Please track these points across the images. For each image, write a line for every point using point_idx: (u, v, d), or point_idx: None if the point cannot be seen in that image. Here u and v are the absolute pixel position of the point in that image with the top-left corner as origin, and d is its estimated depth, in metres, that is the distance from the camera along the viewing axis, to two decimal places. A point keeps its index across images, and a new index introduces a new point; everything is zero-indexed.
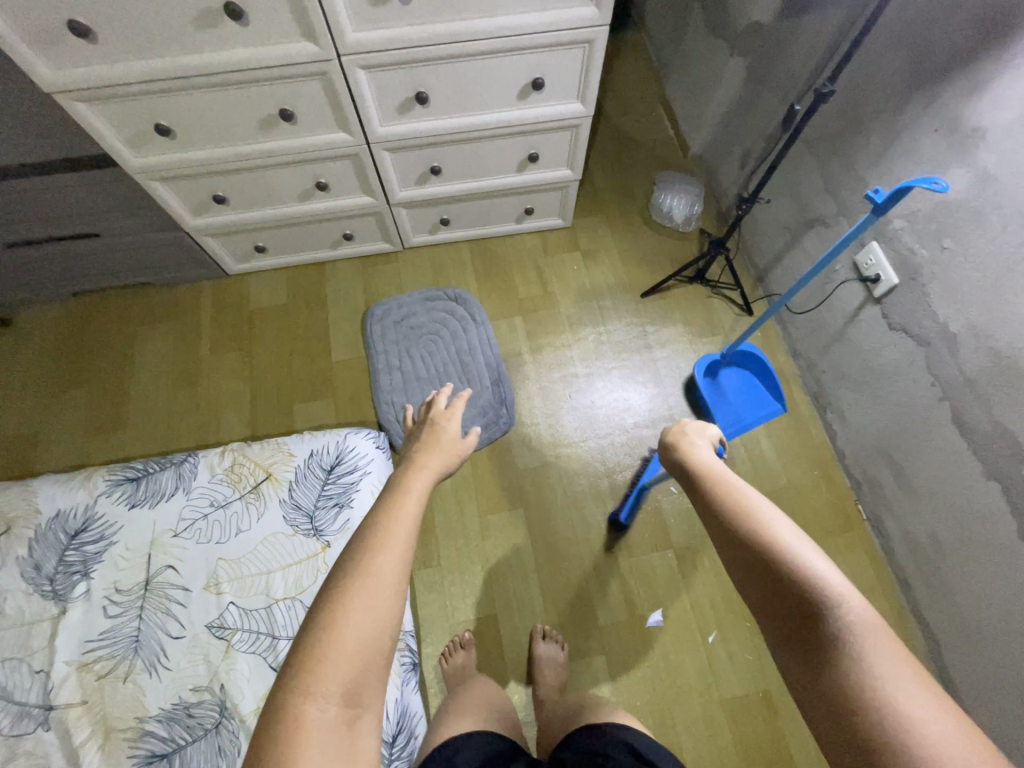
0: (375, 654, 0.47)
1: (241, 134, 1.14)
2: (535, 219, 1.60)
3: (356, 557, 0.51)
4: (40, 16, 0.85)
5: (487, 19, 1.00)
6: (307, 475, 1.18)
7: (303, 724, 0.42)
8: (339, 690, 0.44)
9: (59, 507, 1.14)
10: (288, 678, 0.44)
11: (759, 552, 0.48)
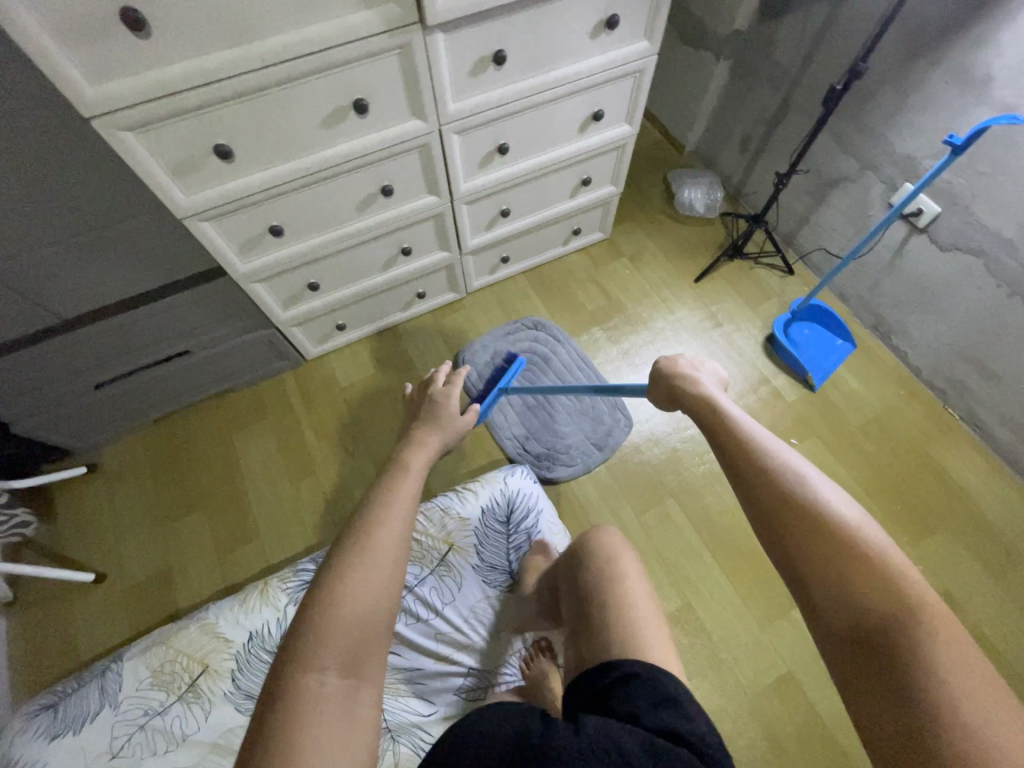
0: (368, 630, 0.59)
1: (342, 217, 1.18)
2: (581, 238, 1.72)
3: (347, 550, 0.64)
4: (187, 146, 0.88)
5: (562, 68, 1.11)
6: (488, 533, 1.22)
7: (304, 693, 0.54)
8: (338, 660, 0.57)
9: (253, 628, 1.09)
10: (289, 648, 0.57)
11: (846, 560, 0.53)
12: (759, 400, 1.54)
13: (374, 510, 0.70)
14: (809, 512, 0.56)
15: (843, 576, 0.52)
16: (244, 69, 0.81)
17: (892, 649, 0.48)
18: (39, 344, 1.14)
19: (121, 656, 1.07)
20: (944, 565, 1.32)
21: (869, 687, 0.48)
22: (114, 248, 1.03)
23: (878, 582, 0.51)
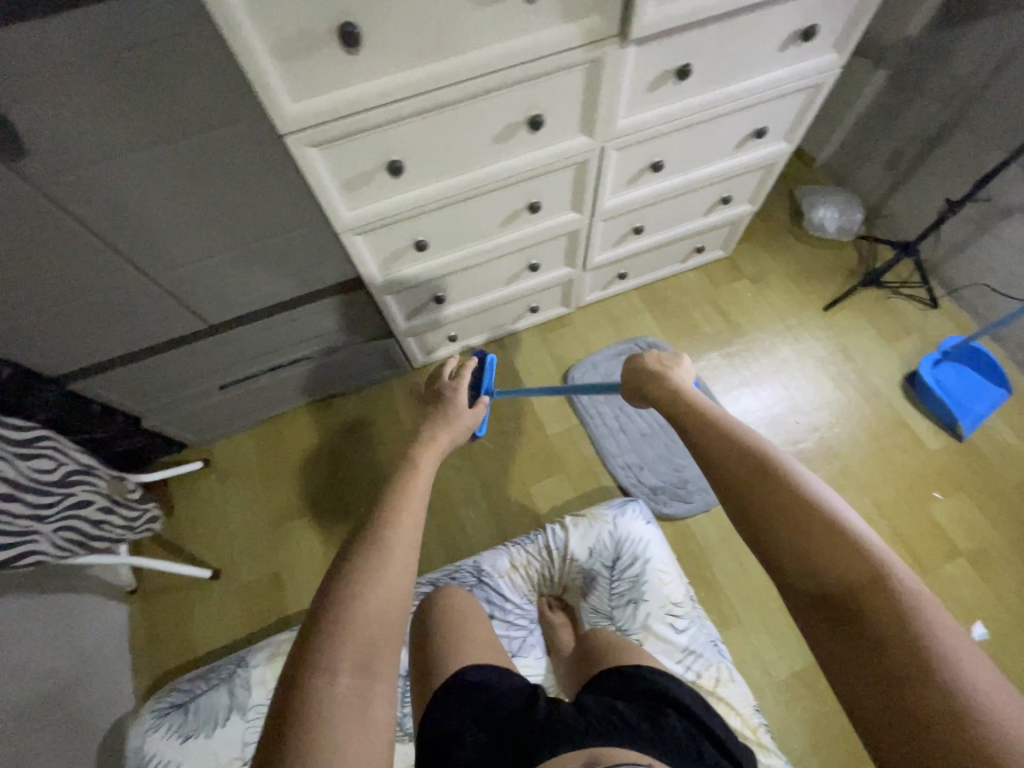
0: (382, 633, 0.56)
1: (483, 232, 1.13)
2: (700, 256, 1.62)
3: (364, 550, 0.61)
4: (363, 162, 0.85)
5: (740, 83, 1.01)
6: (593, 576, 1.15)
7: (321, 700, 0.50)
8: (351, 659, 0.53)
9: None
10: (302, 655, 0.54)
11: (810, 542, 0.53)
12: (896, 445, 1.41)
13: (389, 506, 0.67)
14: (778, 489, 0.57)
15: (819, 551, 0.52)
16: (437, 85, 0.77)
17: (871, 619, 0.48)
18: (177, 349, 1.13)
19: (248, 662, 1.08)
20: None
21: (854, 664, 0.48)
22: (265, 261, 1.00)
23: (854, 553, 0.51)
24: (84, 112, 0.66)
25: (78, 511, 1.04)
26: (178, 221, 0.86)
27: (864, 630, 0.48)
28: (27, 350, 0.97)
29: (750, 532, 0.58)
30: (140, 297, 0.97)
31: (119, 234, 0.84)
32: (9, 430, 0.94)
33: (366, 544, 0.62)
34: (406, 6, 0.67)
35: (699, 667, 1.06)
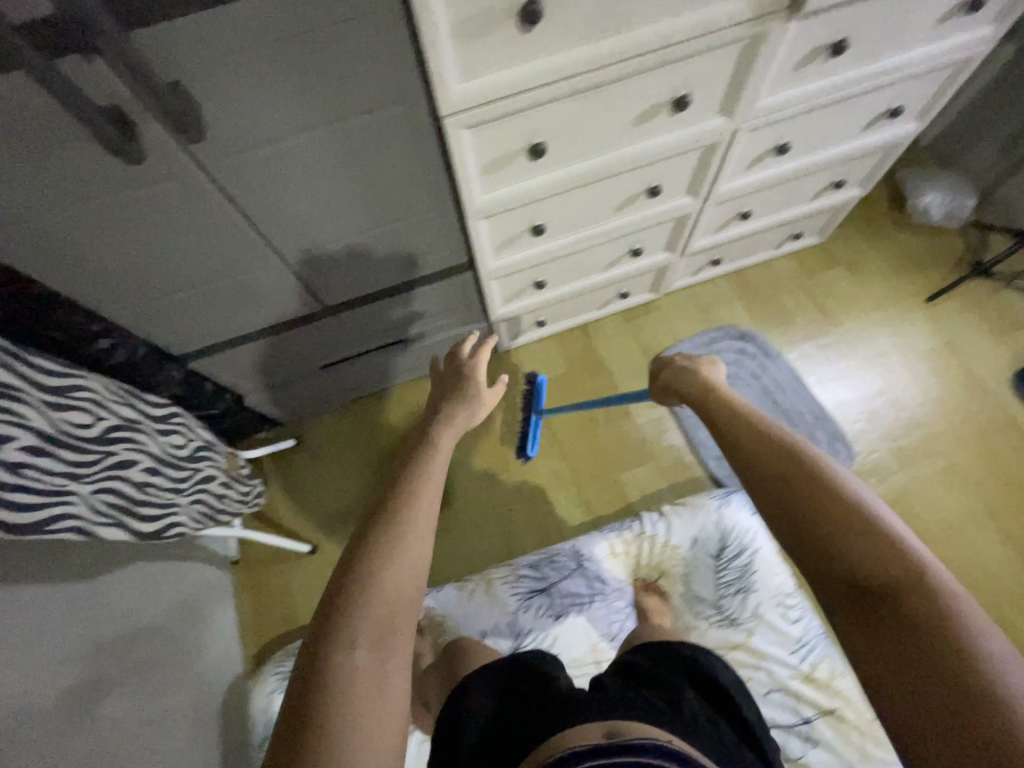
0: (401, 606, 0.55)
1: (597, 216, 1.11)
2: (795, 242, 1.56)
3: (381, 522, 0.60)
4: (507, 144, 0.83)
5: (886, 60, 0.96)
6: (699, 565, 1.16)
7: (340, 676, 0.49)
8: (367, 633, 0.52)
9: (485, 628, 1.20)
10: (319, 630, 0.53)
11: (844, 535, 0.52)
12: (1007, 443, 1.35)
13: (406, 480, 0.65)
14: (798, 475, 0.57)
15: (846, 533, 0.52)
16: (596, 64, 0.74)
17: (902, 601, 0.47)
18: (291, 332, 1.15)
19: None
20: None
21: (887, 649, 0.47)
22: (389, 245, 1.00)
23: (882, 539, 0.50)
24: (265, 96, 0.66)
25: (207, 485, 1.08)
26: (321, 205, 0.86)
27: (897, 614, 0.47)
28: (164, 330, 1.01)
29: (773, 517, 0.58)
30: (273, 280, 0.99)
31: (266, 219, 0.85)
32: (148, 408, 0.97)
33: (383, 518, 0.60)
34: None
35: (808, 658, 1.07)
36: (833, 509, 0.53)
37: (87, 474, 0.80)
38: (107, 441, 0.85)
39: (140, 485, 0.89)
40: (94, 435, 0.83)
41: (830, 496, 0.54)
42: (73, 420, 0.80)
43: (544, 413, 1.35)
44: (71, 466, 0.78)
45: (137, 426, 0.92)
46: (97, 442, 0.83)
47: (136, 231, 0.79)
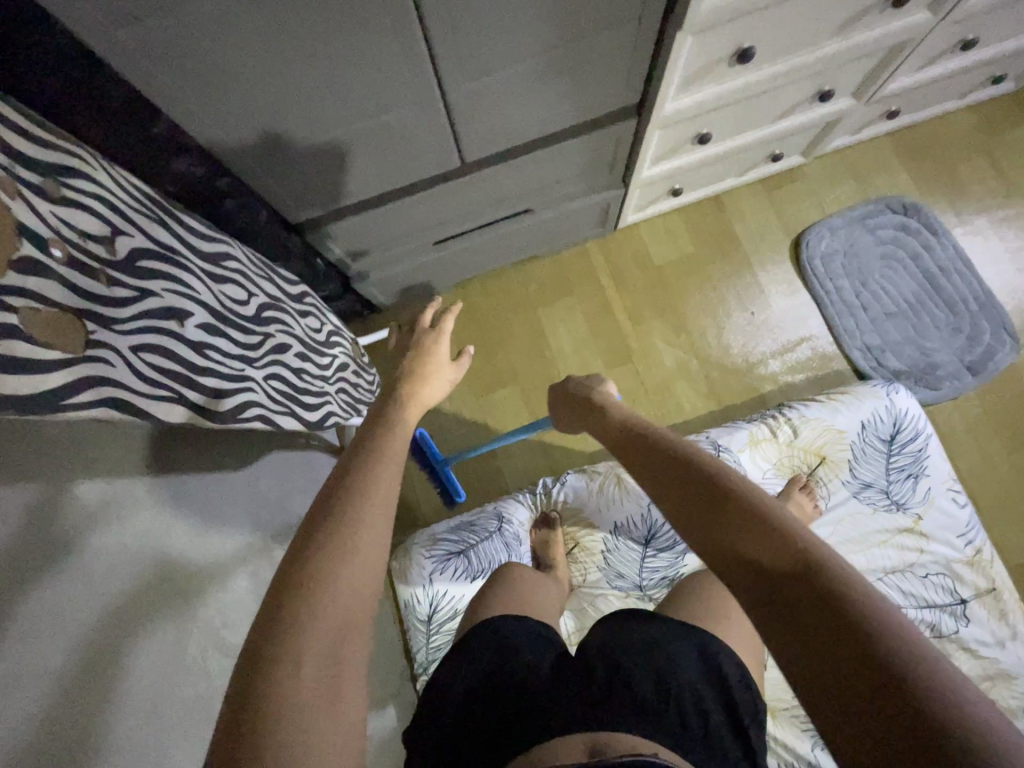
0: (352, 618, 0.45)
1: (813, 40, 0.87)
2: (987, 90, 1.29)
3: (327, 513, 0.49)
4: None
5: None
6: (868, 450, 1.10)
7: (284, 707, 0.39)
8: (317, 650, 0.42)
9: (617, 519, 1.14)
10: (257, 639, 0.42)
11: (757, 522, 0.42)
12: None
13: (364, 460, 0.55)
14: (705, 479, 0.48)
15: (761, 534, 0.41)
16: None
17: (823, 612, 0.36)
18: (419, 195, 0.98)
19: (509, 517, 1.17)
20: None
21: (823, 682, 0.35)
22: (563, 76, 0.79)
23: (783, 541, 0.40)
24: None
25: (344, 373, 0.99)
26: (517, 10, 0.65)
27: (828, 630, 0.35)
28: (291, 189, 0.84)
29: (681, 524, 0.47)
30: (423, 121, 0.80)
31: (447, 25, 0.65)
32: (285, 286, 0.85)
33: (327, 509, 0.50)
34: None
35: (970, 538, 1.07)
36: (742, 499, 0.45)
37: (256, 358, 0.71)
38: (263, 321, 0.74)
39: (298, 371, 0.80)
40: (251, 315, 0.71)
41: (735, 487, 0.46)
42: (231, 295, 0.68)
43: (450, 459, 1.24)
44: (243, 349, 0.67)
45: (283, 306, 0.81)
46: (256, 323, 0.72)
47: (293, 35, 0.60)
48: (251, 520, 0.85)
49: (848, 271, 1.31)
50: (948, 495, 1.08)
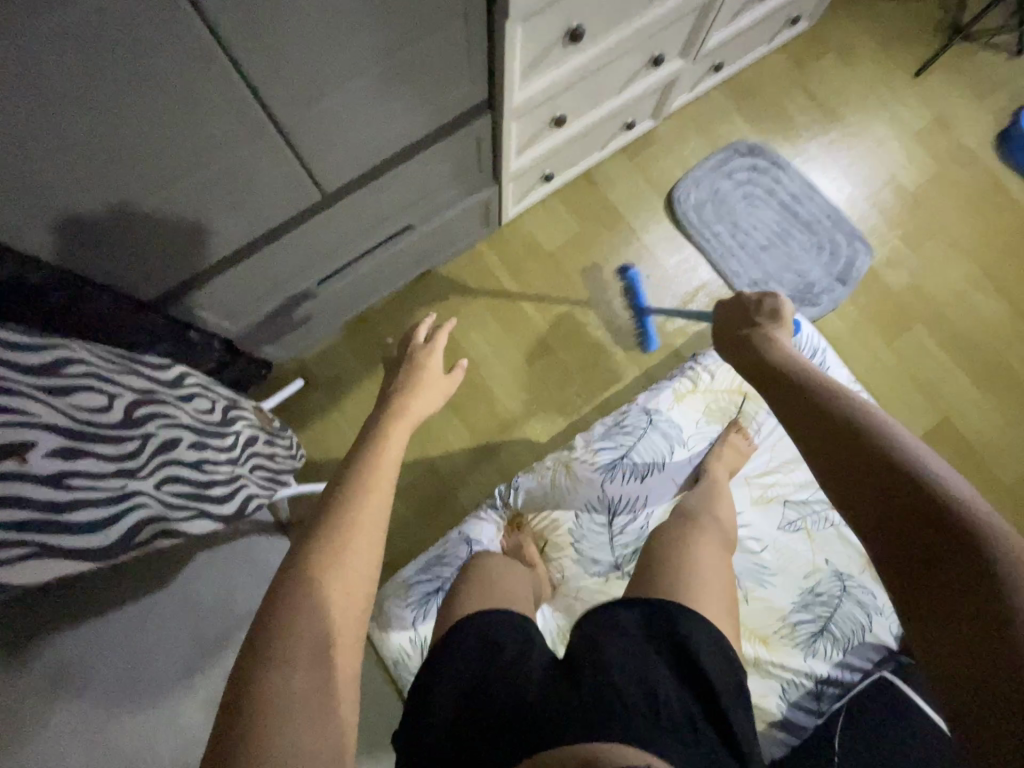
0: (343, 618, 0.49)
1: (633, 12, 0.90)
2: (790, 31, 1.42)
3: (322, 524, 0.53)
4: None
5: None
6: None
7: (273, 700, 0.42)
8: (308, 648, 0.45)
9: (576, 508, 1.14)
10: (249, 644, 0.45)
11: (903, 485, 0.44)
12: (993, 207, 1.43)
13: (356, 480, 0.58)
14: (868, 433, 0.48)
15: (919, 502, 0.43)
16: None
17: (968, 579, 0.39)
18: (283, 235, 0.89)
19: (477, 537, 1.13)
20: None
21: (934, 624, 0.40)
22: (401, 79, 0.75)
23: (952, 508, 0.42)
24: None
25: (254, 447, 0.89)
26: (322, 22, 0.61)
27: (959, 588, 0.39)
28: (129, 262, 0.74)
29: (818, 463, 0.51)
30: (260, 155, 0.73)
31: (253, 34, 0.58)
32: (153, 371, 0.73)
33: (319, 526, 0.53)
34: None
35: None
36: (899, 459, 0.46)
37: (138, 467, 0.61)
38: (138, 420, 0.63)
39: (198, 462, 0.70)
40: (120, 418, 0.61)
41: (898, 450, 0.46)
42: (88, 405, 0.58)
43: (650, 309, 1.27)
44: (118, 460, 0.58)
45: (159, 395, 0.70)
46: (130, 424, 0.62)
47: (65, 73, 0.50)
48: (193, 632, 0.73)
49: (719, 217, 1.40)
50: (852, 396, 1.19)
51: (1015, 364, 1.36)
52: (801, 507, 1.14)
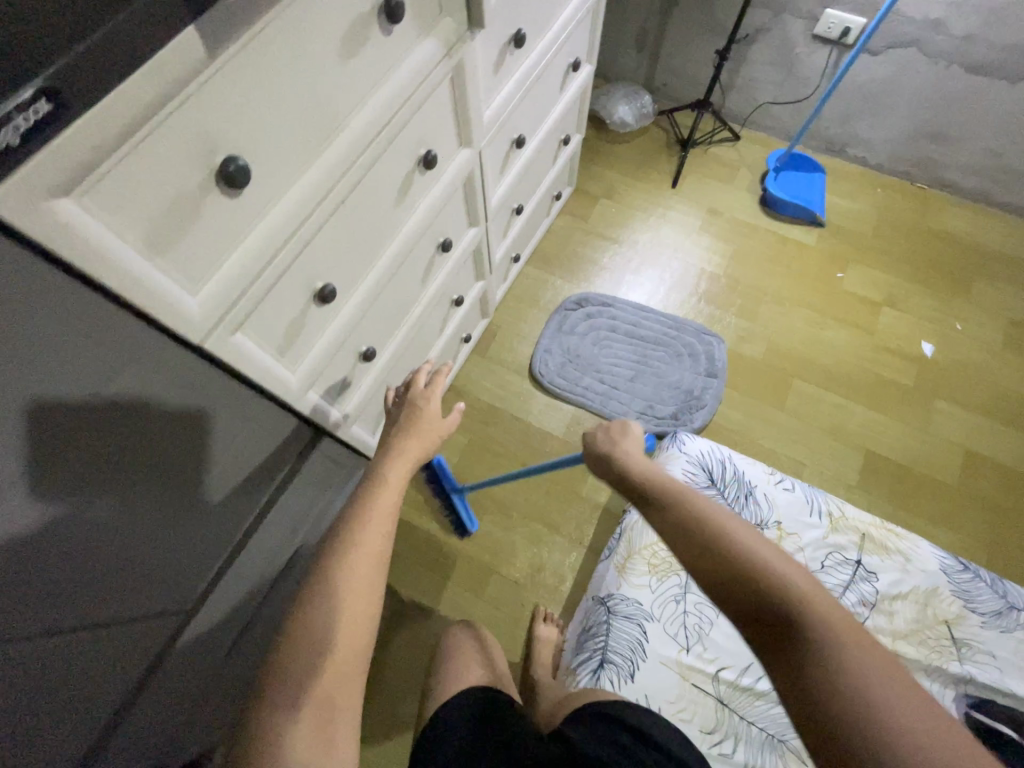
0: (344, 663, 0.54)
1: (413, 299, 0.98)
2: (559, 201, 1.63)
3: (323, 571, 0.58)
4: (290, 312, 0.65)
5: (549, 31, 0.98)
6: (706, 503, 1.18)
7: (278, 741, 0.49)
8: (312, 696, 0.52)
9: None
10: (269, 686, 0.53)
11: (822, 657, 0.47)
12: (792, 255, 1.62)
13: (352, 524, 0.62)
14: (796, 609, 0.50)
15: (758, 574, 0.52)
16: (340, 157, 0.59)
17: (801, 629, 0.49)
18: (171, 664, 0.76)
19: None
20: (1002, 299, 1.54)
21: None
22: (213, 481, 0.74)
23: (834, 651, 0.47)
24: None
25: None
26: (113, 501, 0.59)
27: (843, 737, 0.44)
28: None
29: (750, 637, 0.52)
30: (127, 633, 0.67)
31: (28, 606, 0.53)
32: None
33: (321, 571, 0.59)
34: (289, 106, 0.50)
35: (817, 507, 1.17)
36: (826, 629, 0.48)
37: None
38: None
39: None
40: None
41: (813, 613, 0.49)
42: None
43: (466, 486, 1.28)
44: None
45: None
46: None
47: None
48: None
49: (581, 370, 1.48)
50: (778, 488, 1.19)
51: (889, 373, 1.46)
52: None
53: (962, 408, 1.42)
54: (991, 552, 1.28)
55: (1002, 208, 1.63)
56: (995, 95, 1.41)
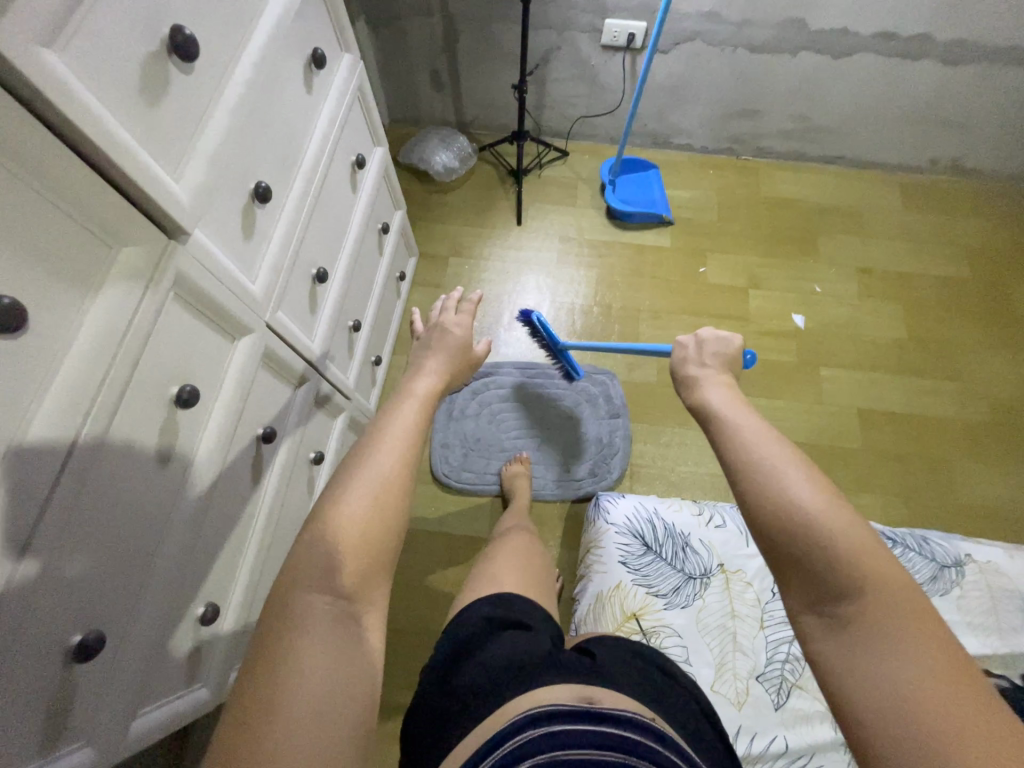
0: (376, 551, 0.52)
1: (248, 511, 0.79)
2: (406, 278, 1.47)
3: (355, 465, 0.56)
4: (27, 707, 0.47)
5: (308, 148, 0.81)
6: (649, 571, 1.11)
7: (303, 613, 0.47)
8: (341, 581, 0.49)
9: None
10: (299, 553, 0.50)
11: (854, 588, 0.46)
12: (654, 263, 1.59)
13: (378, 430, 0.60)
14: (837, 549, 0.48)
15: (809, 534, 0.49)
16: (2, 527, 0.41)
17: (843, 598, 0.47)
18: None
19: None
20: (846, 250, 1.61)
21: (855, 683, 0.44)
22: None
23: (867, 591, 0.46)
24: None
25: None
26: None
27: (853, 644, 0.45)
28: None
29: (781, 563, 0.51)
30: None
31: None
32: None
33: (348, 467, 0.56)
34: None
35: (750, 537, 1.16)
36: (860, 567, 0.47)
37: None
38: None
39: None
40: None
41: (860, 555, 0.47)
42: None
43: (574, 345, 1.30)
44: None
45: None
46: None
47: None
48: None
49: (485, 457, 1.36)
50: (707, 530, 1.16)
51: (773, 356, 1.48)
52: (771, 670, 1.03)
53: (845, 369, 1.47)
54: (908, 501, 1.33)
55: (820, 161, 1.70)
56: (782, 68, 1.44)
